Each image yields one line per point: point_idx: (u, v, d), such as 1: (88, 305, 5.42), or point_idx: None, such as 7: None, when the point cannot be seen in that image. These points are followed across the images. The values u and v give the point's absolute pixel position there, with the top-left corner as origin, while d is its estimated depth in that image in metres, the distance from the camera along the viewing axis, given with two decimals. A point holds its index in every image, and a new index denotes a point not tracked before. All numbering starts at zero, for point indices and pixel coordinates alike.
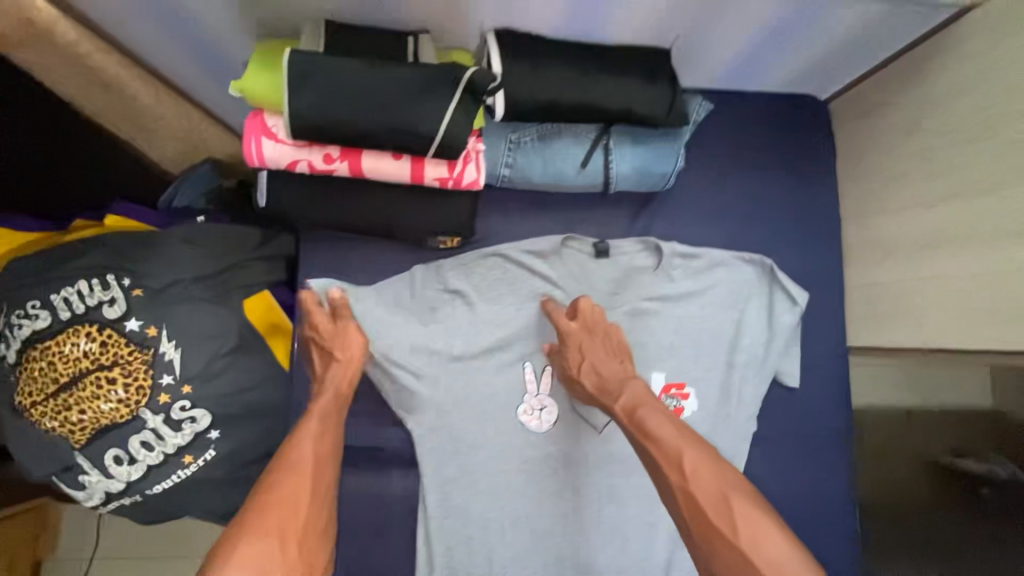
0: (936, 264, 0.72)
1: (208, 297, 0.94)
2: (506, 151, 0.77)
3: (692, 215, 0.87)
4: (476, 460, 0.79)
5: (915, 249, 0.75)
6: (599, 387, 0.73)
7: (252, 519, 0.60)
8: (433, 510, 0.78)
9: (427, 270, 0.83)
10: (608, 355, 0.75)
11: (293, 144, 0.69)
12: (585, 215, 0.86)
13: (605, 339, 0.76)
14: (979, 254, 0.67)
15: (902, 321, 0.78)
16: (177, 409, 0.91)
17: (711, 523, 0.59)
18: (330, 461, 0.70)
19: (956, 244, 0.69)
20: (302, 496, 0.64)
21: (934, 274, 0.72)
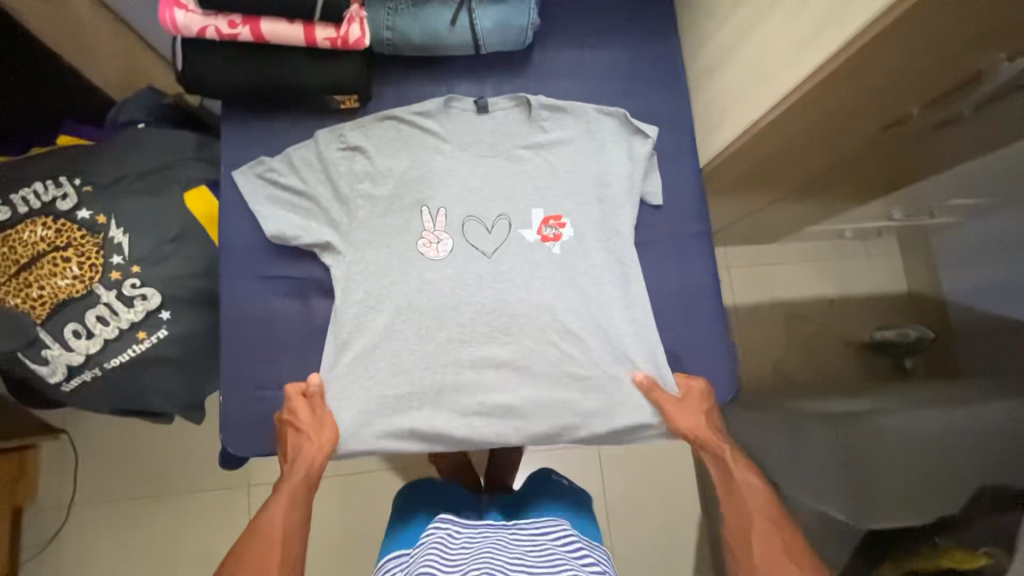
0: (735, 64, 0.88)
1: (153, 191, 1.07)
2: (386, 16, 0.92)
3: (556, 72, 1.04)
4: (384, 284, 0.91)
5: (725, 59, 0.91)
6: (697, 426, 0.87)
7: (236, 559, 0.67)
8: (344, 334, 0.89)
9: (329, 138, 0.95)
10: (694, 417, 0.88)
11: (202, 13, 0.85)
12: (465, 77, 1.01)
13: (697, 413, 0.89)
14: (751, 42, 0.83)
15: (725, 125, 0.93)
16: (127, 286, 1.03)
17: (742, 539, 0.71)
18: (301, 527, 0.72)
19: (742, 39, 0.85)
20: (270, 557, 0.67)
21: (735, 72, 0.88)
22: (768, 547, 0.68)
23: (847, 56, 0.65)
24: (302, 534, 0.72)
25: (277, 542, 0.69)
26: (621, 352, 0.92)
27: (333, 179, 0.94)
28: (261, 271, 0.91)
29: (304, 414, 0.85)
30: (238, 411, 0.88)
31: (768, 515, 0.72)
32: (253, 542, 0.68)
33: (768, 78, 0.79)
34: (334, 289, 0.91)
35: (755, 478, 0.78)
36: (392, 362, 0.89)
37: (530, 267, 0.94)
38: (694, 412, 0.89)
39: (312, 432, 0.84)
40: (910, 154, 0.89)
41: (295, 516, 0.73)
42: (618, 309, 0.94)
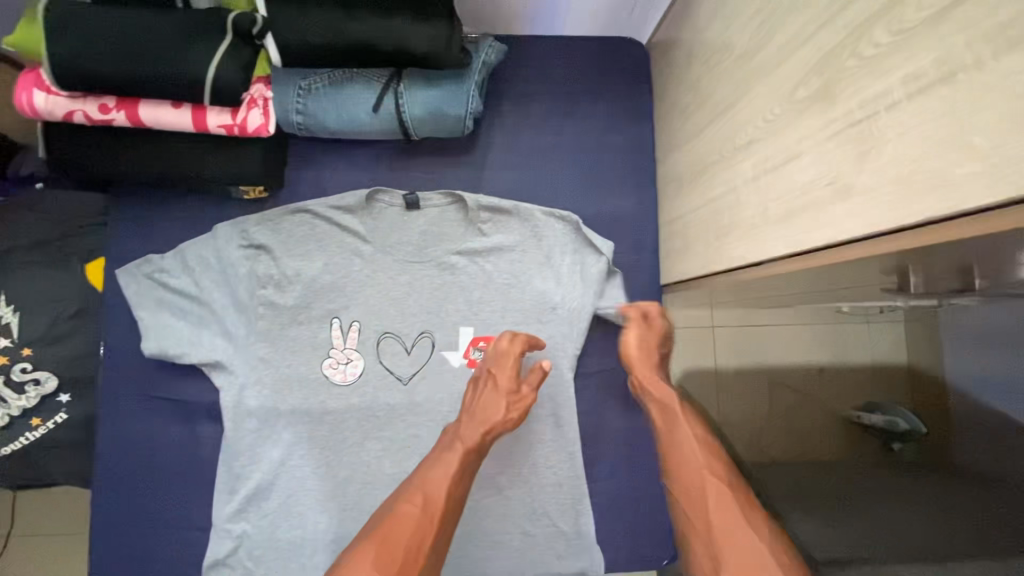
0: (704, 188, 0.72)
1: (49, 264, 0.96)
2: (296, 97, 0.77)
3: (504, 160, 0.89)
4: (277, 413, 0.80)
5: (695, 175, 0.75)
6: (645, 364, 0.79)
7: (386, 536, 0.60)
8: (230, 468, 0.79)
9: (225, 233, 0.81)
10: (648, 353, 0.80)
11: (65, 95, 0.71)
12: (395, 164, 0.87)
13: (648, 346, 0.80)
14: (722, 175, 0.67)
15: (687, 252, 0.79)
16: (17, 371, 0.93)
17: (700, 518, 0.61)
18: (457, 508, 0.67)
19: (713, 166, 0.69)
20: (429, 533, 0.62)
21: (701, 200, 0.73)
22: (721, 510, 0.60)
23: (815, 260, 0.50)
24: (457, 506, 0.67)
25: (434, 519, 0.63)
26: (546, 507, 0.83)
27: (229, 285, 0.81)
28: (146, 390, 0.81)
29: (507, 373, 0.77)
30: (111, 548, 0.79)
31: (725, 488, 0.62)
32: (415, 511, 0.63)
33: (735, 230, 0.64)
34: (223, 415, 0.80)
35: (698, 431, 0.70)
36: (284, 504, 0.79)
37: (450, 398, 0.83)
38: (649, 345, 0.80)
39: (499, 396, 0.75)
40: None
41: (457, 488, 0.67)
42: (547, 454, 0.83)
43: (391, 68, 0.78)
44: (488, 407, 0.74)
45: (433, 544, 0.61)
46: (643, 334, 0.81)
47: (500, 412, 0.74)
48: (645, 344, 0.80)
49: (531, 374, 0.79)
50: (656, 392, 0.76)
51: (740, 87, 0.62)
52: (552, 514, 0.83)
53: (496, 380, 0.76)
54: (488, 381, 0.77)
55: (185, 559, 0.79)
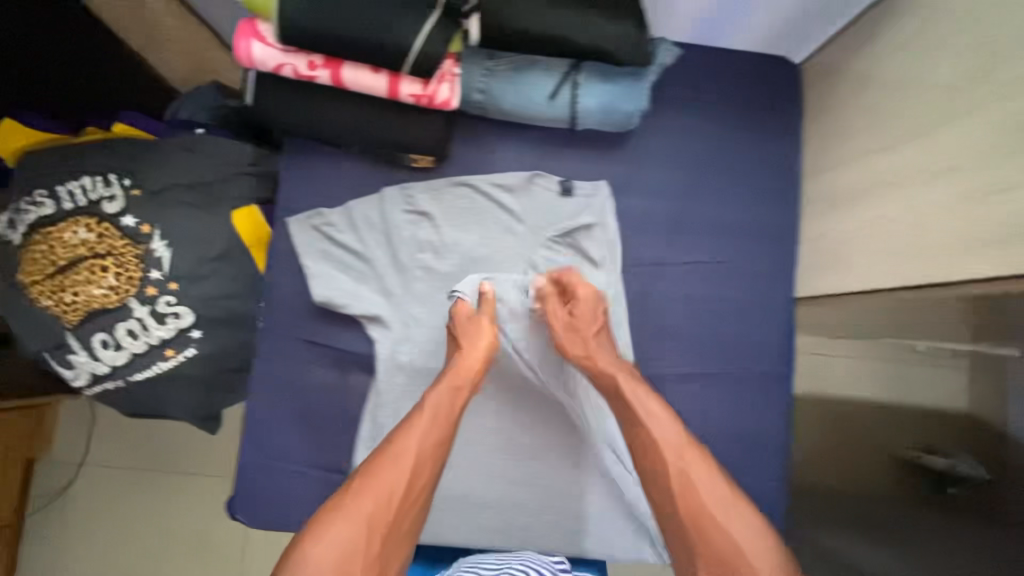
0: (883, 206, 0.77)
1: (200, 205, 1.01)
2: (480, 77, 0.82)
3: (655, 157, 0.92)
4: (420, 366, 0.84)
5: None
6: (586, 350, 0.82)
7: (348, 496, 0.65)
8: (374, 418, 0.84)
9: (395, 199, 0.88)
10: (580, 321, 0.83)
11: (280, 49, 0.76)
12: (553, 150, 0.91)
13: (579, 330, 0.83)
14: None
15: (850, 268, 0.83)
16: (162, 303, 0.98)
17: (676, 515, 0.68)
18: (433, 460, 0.71)
19: None
20: (408, 482, 0.67)
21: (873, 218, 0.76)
22: (678, 479, 0.69)
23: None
24: (433, 458, 0.71)
25: (411, 470, 0.68)
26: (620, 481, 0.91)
27: (394, 246, 0.87)
28: (303, 335, 0.85)
29: (464, 322, 0.81)
30: (254, 479, 0.84)
31: (681, 455, 0.71)
32: (388, 466, 0.68)
33: None
34: (374, 367, 0.85)
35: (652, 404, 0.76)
36: None
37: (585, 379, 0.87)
38: (582, 317, 0.83)
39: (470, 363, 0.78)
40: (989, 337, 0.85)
41: (426, 443, 0.71)
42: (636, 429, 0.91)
43: (572, 60, 0.82)
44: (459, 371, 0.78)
45: (406, 493, 0.67)
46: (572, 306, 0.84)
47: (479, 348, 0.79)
48: (579, 314, 0.83)
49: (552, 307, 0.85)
50: (608, 378, 0.79)
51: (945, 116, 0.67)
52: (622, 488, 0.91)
53: (478, 332, 0.80)
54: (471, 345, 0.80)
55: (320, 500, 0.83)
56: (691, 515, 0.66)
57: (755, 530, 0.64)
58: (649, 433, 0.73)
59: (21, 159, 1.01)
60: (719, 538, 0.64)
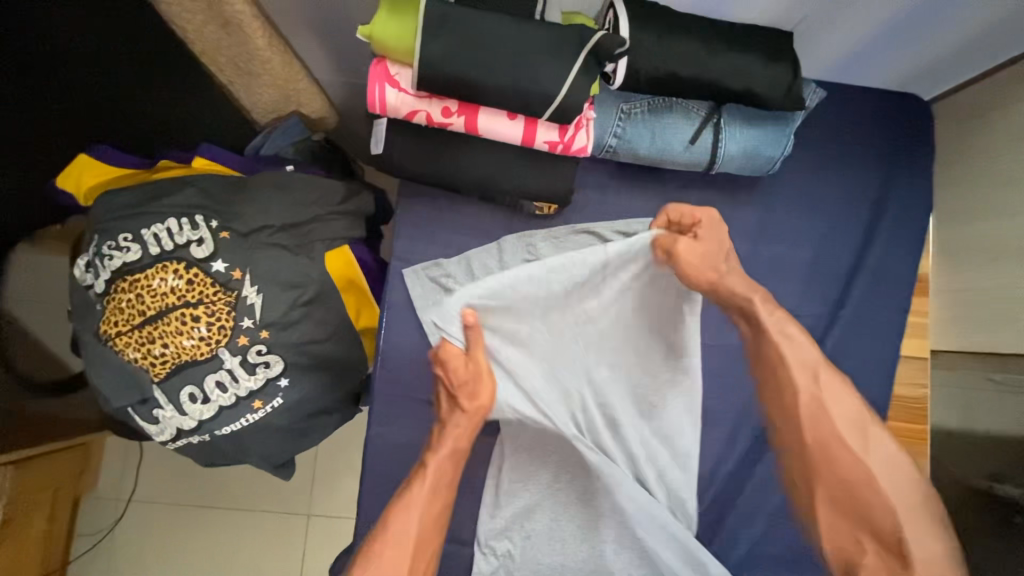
0: None
1: (292, 247, 0.95)
2: (616, 122, 0.77)
3: (787, 199, 0.87)
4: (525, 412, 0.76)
5: None
6: (714, 280, 0.69)
7: (366, 572, 0.61)
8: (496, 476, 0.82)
9: (512, 249, 0.82)
10: (711, 261, 0.69)
11: (415, 94, 0.71)
12: (681, 193, 0.86)
13: (713, 263, 0.69)
14: None
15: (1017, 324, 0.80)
16: (253, 352, 0.92)
17: (845, 470, 0.62)
18: (439, 527, 0.68)
19: None
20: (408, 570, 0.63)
21: None
22: (836, 439, 0.63)
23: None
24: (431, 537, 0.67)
25: (411, 560, 0.63)
26: (667, 481, 0.77)
27: None
28: (420, 394, 0.80)
29: (462, 371, 0.70)
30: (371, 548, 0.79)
31: (847, 414, 0.64)
32: (391, 550, 0.63)
33: None
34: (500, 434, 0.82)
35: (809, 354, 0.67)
36: (549, 528, 0.78)
37: None
38: (712, 257, 0.69)
39: (467, 415, 0.71)
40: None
41: (426, 522, 0.66)
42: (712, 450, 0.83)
43: (713, 102, 0.76)
44: (458, 426, 0.71)
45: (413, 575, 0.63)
46: (700, 242, 0.69)
47: (484, 399, 0.71)
48: (712, 257, 0.69)
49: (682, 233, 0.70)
50: (768, 318, 0.69)
51: None
52: (669, 489, 0.77)
53: (482, 383, 0.71)
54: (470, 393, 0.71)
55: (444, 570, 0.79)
56: (847, 480, 0.62)
57: (919, 489, 0.62)
58: (808, 383, 0.65)
59: (99, 198, 0.94)
60: (882, 510, 0.60)
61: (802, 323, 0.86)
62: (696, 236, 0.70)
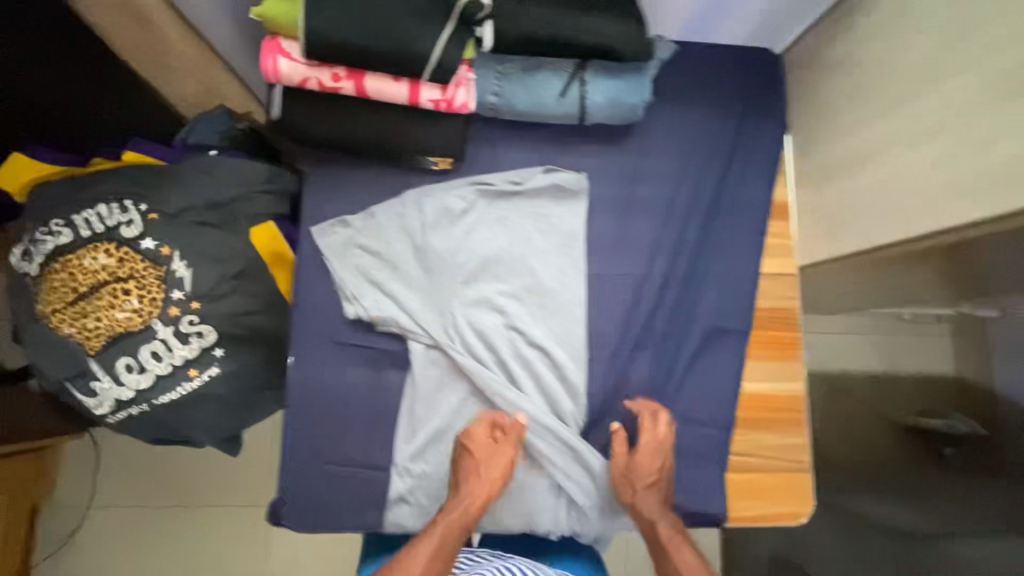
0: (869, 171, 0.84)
1: (219, 224, 1.02)
2: (494, 81, 0.87)
3: (659, 145, 0.97)
4: (430, 340, 0.88)
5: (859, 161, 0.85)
6: (647, 471, 0.85)
7: None
8: (404, 410, 0.87)
9: (409, 204, 0.91)
10: (648, 470, 0.86)
11: (306, 63, 0.80)
12: (563, 145, 0.95)
13: (656, 455, 0.86)
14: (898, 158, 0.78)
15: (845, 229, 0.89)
16: (186, 322, 0.99)
17: None
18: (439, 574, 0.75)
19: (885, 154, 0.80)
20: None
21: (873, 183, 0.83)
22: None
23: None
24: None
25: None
26: (551, 391, 0.89)
27: (408, 248, 0.90)
28: (338, 337, 0.87)
29: (478, 484, 0.82)
30: (301, 482, 0.85)
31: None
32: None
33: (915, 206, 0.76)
34: (410, 367, 0.88)
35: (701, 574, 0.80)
36: (461, 447, 0.86)
37: (609, 358, 0.92)
38: (648, 463, 0.86)
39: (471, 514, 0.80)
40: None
41: (433, 563, 0.76)
42: (603, 365, 0.91)
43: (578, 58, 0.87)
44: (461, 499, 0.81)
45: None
46: (632, 457, 0.86)
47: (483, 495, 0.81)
48: (649, 462, 0.86)
49: (644, 423, 0.88)
50: (643, 476, 0.85)
51: (911, 91, 0.77)
52: (549, 395, 0.89)
53: (500, 456, 0.83)
54: (478, 479, 0.82)
55: (366, 499, 0.84)
56: None
57: None
58: None
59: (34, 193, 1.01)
60: None
61: (682, 252, 0.95)
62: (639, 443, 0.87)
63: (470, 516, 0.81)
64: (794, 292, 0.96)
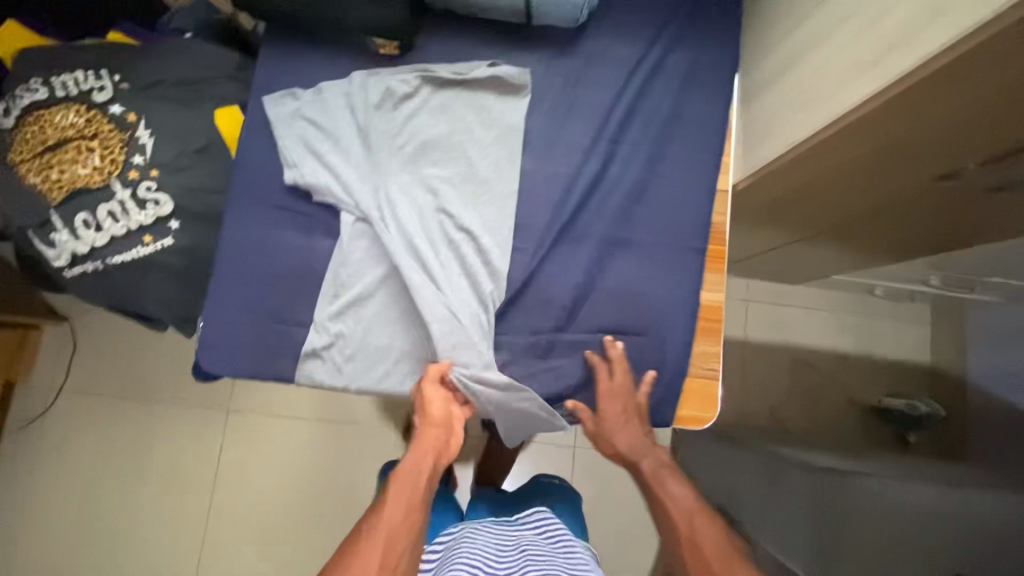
0: (809, 68, 0.85)
1: (186, 101, 1.08)
2: None
3: (605, 52, 0.99)
4: (360, 211, 0.90)
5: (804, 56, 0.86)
6: (615, 415, 0.89)
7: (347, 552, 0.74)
8: (329, 277, 0.89)
9: (354, 83, 0.93)
10: (618, 413, 0.89)
11: None
12: (511, 43, 0.98)
13: (624, 401, 0.90)
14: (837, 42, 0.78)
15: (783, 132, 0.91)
16: (143, 187, 1.04)
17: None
18: (409, 523, 0.78)
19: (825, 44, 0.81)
20: (382, 555, 0.73)
21: (815, 74, 0.83)
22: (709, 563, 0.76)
23: (937, 65, 0.61)
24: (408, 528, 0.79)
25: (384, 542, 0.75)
26: (473, 276, 0.91)
27: (348, 124, 0.92)
28: (274, 200, 0.91)
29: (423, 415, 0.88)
30: (221, 332, 0.87)
31: (688, 511, 0.83)
32: (367, 546, 0.74)
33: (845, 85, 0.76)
34: (339, 234, 0.90)
35: (683, 490, 0.86)
36: (380, 313, 0.90)
37: (536, 250, 0.93)
38: (616, 405, 0.89)
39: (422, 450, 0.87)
40: (909, 213, 0.94)
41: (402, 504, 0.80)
42: (530, 255, 0.93)
43: None
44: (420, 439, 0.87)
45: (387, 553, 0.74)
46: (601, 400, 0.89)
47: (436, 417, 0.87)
48: (615, 406, 0.89)
49: (601, 369, 0.90)
50: (614, 416, 0.89)
51: None
52: (469, 278, 0.91)
53: (435, 396, 0.87)
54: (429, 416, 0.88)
55: (283, 351, 0.88)
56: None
57: None
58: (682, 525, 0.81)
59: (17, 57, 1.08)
60: None
61: (616, 157, 0.96)
62: (611, 378, 0.90)
63: (429, 453, 0.86)
64: (725, 209, 0.96)
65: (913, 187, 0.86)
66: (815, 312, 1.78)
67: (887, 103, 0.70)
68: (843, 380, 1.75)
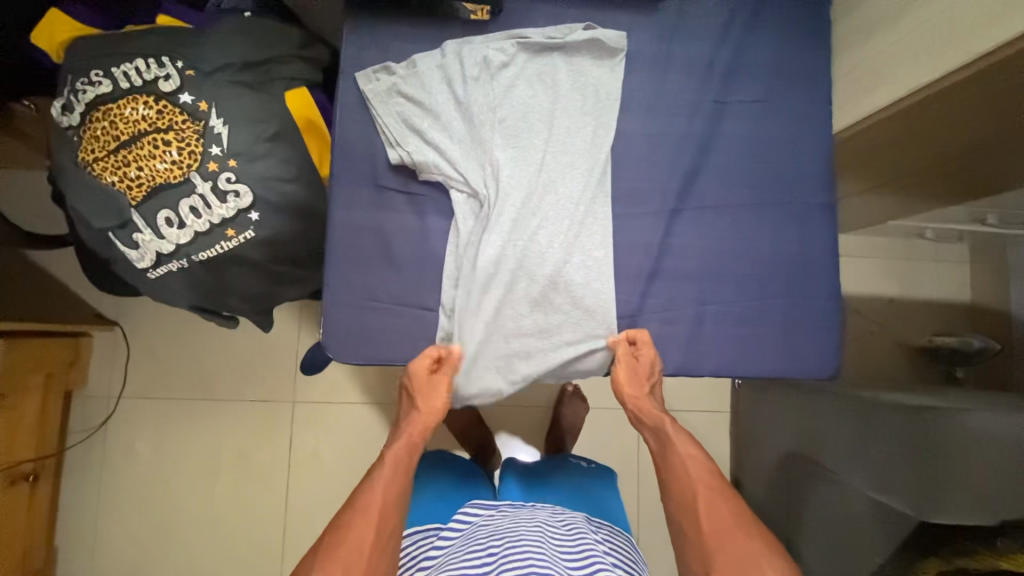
0: (917, 12, 0.83)
1: (255, 85, 1.02)
2: None
3: (697, 5, 0.96)
4: (472, 189, 0.88)
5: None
6: (634, 386, 0.87)
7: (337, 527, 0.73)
8: (450, 260, 0.89)
9: (448, 57, 0.89)
10: (641, 378, 0.87)
11: None
12: (601, 1, 0.94)
13: (639, 377, 0.87)
14: None
15: (887, 80, 0.89)
16: (222, 180, 0.99)
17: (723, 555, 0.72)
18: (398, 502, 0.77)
19: None
20: (377, 527, 0.73)
21: (925, 19, 0.82)
22: (726, 530, 0.74)
23: None
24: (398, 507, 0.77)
25: (377, 519, 0.73)
26: (585, 245, 0.89)
27: (446, 100, 0.89)
28: (378, 182, 0.89)
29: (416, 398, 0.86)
30: (346, 320, 0.87)
31: (703, 475, 0.80)
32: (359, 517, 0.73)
33: (968, 27, 0.75)
34: (453, 215, 0.89)
35: (694, 452, 0.83)
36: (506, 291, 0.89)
37: (647, 217, 0.92)
38: (642, 373, 0.87)
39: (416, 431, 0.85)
40: (1003, 161, 0.95)
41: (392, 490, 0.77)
42: (640, 221, 0.92)
43: None
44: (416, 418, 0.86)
45: (379, 531, 0.73)
46: (634, 364, 0.87)
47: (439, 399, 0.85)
48: (640, 370, 0.87)
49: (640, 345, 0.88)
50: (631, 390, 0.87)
51: None
52: (583, 248, 0.89)
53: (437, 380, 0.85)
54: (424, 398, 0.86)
55: (409, 335, 0.89)
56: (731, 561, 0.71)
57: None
58: (692, 489, 0.79)
59: (70, 48, 1.01)
60: None
61: (717, 114, 0.94)
62: (637, 352, 0.88)
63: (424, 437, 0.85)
64: (828, 160, 0.95)
65: (1019, 133, 0.87)
66: (863, 260, 1.81)
67: (1018, 52, 0.70)
68: (894, 323, 1.79)
